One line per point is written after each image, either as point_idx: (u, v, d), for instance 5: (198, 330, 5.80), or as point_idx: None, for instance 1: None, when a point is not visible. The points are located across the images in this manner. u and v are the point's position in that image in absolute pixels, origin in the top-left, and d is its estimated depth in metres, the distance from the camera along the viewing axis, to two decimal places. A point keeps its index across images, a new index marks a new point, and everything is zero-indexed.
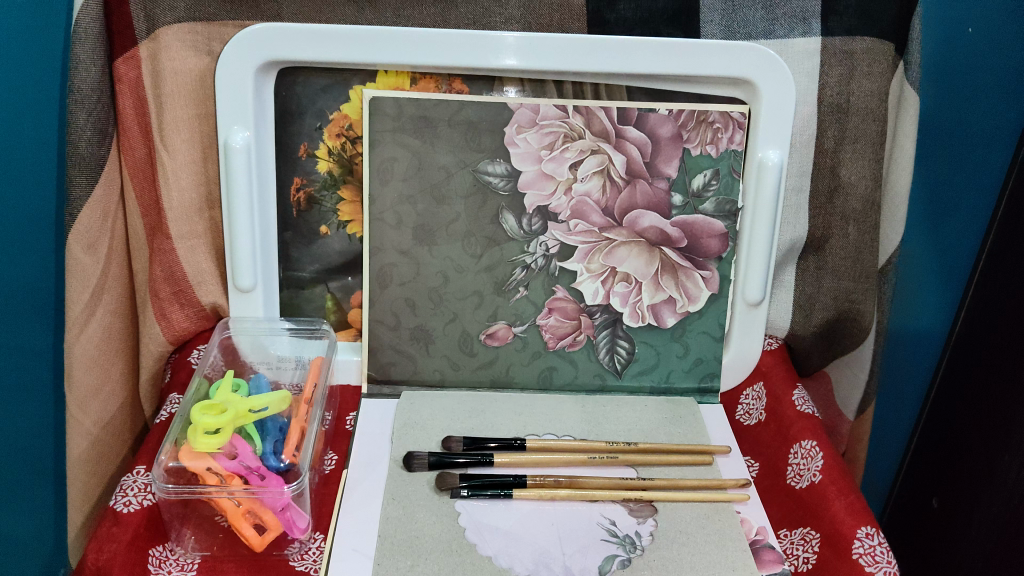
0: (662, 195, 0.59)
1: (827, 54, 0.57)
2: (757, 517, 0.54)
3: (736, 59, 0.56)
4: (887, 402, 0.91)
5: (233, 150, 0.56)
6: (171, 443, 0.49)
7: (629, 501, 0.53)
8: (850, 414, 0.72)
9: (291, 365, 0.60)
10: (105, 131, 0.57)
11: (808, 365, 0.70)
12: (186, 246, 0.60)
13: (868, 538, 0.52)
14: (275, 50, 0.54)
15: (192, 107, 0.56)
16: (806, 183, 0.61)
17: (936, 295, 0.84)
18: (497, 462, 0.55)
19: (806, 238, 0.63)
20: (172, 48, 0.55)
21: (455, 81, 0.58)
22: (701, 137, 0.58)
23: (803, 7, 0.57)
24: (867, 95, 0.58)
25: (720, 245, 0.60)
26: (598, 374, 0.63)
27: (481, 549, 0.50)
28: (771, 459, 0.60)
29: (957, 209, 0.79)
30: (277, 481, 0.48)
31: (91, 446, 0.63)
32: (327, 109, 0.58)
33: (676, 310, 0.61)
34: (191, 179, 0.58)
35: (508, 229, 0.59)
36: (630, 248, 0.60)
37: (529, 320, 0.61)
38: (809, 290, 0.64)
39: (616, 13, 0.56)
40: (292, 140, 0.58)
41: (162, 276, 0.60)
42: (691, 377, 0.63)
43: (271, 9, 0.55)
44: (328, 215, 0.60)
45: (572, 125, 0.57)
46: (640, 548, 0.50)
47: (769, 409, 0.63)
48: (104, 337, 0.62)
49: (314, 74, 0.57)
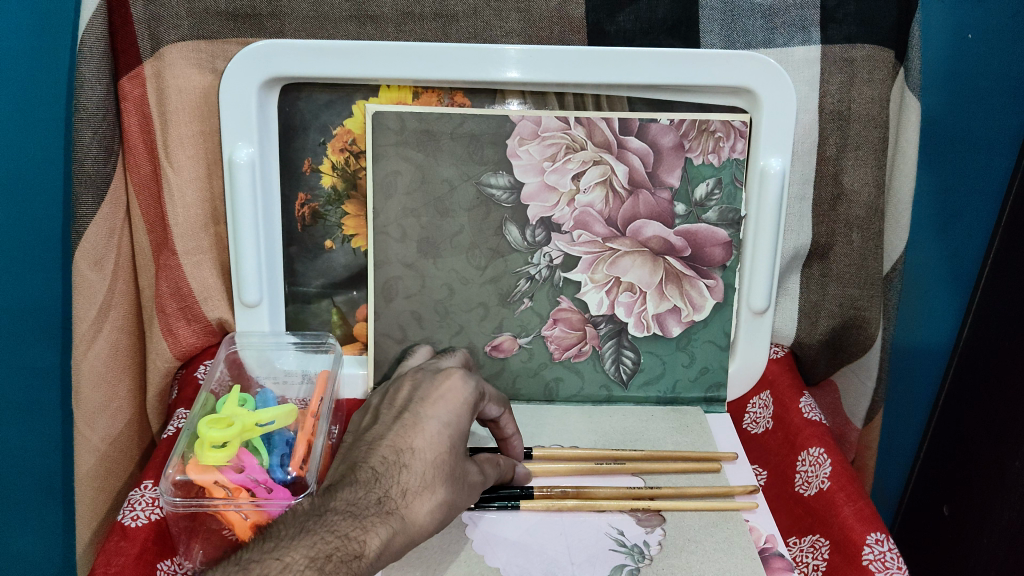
0: (665, 205, 0.59)
1: (828, 62, 0.57)
2: (766, 525, 0.54)
3: (737, 69, 0.56)
4: (895, 409, 0.91)
5: (238, 165, 0.56)
6: (178, 456, 0.49)
7: (637, 510, 0.53)
8: (858, 421, 0.72)
9: (297, 379, 0.59)
10: (110, 149, 0.58)
11: (814, 374, 0.70)
12: (192, 261, 0.60)
13: (878, 544, 0.51)
14: (278, 67, 0.55)
15: (197, 123, 0.57)
16: (809, 191, 0.61)
17: (943, 300, 0.84)
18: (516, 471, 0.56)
19: (811, 245, 0.63)
20: (176, 65, 0.55)
21: (457, 95, 0.58)
22: (702, 146, 0.58)
23: (802, 16, 0.57)
24: (868, 102, 0.58)
25: (724, 253, 0.60)
26: (605, 385, 0.63)
27: (489, 560, 0.49)
28: (780, 467, 0.60)
29: (963, 213, 0.79)
30: (285, 493, 0.48)
31: (98, 462, 0.64)
32: (331, 124, 0.58)
33: (681, 319, 0.61)
34: (196, 196, 0.59)
35: (512, 240, 0.59)
36: (634, 258, 0.60)
37: (534, 331, 0.61)
38: (815, 297, 0.64)
39: (616, 25, 0.56)
40: (296, 155, 0.59)
41: (168, 291, 0.60)
42: (698, 387, 0.63)
43: (273, 27, 0.55)
44: (332, 230, 0.60)
45: (573, 136, 0.58)
46: (649, 557, 0.50)
47: (776, 417, 0.62)
48: (111, 355, 0.62)
49: (318, 90, 0.57)
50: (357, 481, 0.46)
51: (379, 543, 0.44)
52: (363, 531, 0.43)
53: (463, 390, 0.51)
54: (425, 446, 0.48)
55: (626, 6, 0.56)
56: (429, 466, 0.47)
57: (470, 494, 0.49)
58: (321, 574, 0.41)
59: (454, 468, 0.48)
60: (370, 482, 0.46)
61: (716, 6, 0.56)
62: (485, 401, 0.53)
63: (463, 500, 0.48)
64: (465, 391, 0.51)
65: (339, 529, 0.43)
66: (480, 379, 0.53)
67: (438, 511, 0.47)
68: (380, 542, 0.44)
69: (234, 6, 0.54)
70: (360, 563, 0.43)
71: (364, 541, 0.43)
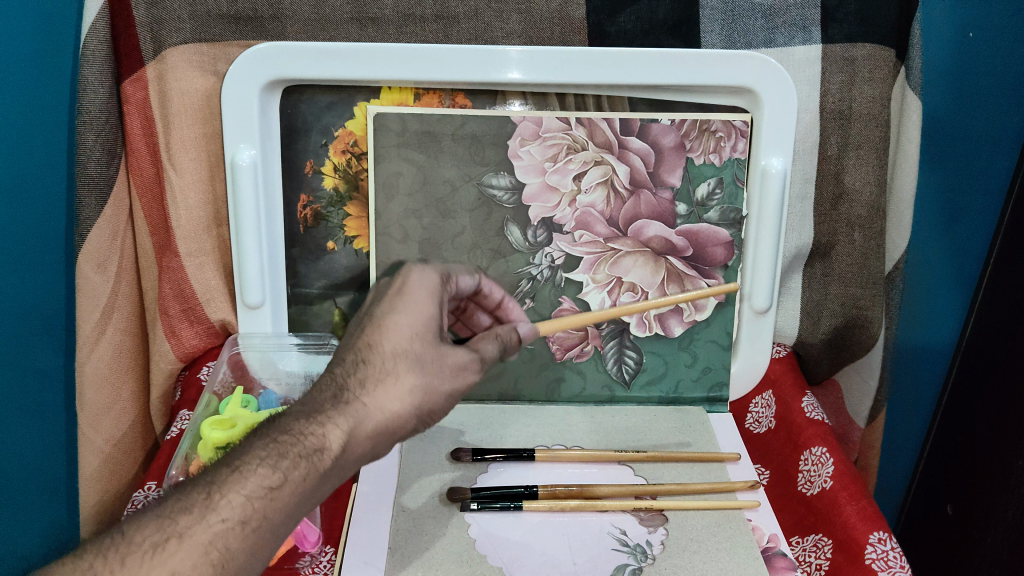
0: (666, 205, 0.59)
1: (829, 61, 0.58)
2: (768, 525, 0.54)
3: (738, 69, 0.56)
4: (898, 408, 0.91)
5: (240, 167, 0.56)
6: (182, 458, 0.50)
7: (639, 510, 0.53)
8: (861, 421, 0.72)
9: (300, 382, 0.60)
10: (114, 152, 0.58)
11: (817, 373, 0.70)
12: (195, 263, 0.60)
13: (881, 543, 0.51)
14: (279, 69, 0.55)
15: (199, 126, 0.57)
16: (810, 190, 0.61)
17: (946, 301, 0.84)
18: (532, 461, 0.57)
19: (812, 245, 0.63)
20: (178, 68, 0.56)
21: (458, 96, 0.58)
22: (703, 146, 0.58)
23: (803, 16, 0.57)
24: (870, 101, 0.58)
25: (726, 253, 0.60)
26: (607, 385, 0.63)
27: (491, 560, 0.50)
28: (783, 467, 0.60)
29: (966, 212, 0.79)
30: None
31: (103, 463, 0.64)
32: (332, 125, 0.58)
33: (682, 319, 0.62)
34: (199, 198, 0.59)
35: (513, 241, 0.59)
36: (636, 258, 0.60)
37: (536, 332, 0.61)
38: (817, 297, 0.64)
39: (616, 26, 0.56)
40: (298, 157, 0.59)
41: (171, 293, 0.61)
42: (700, 387, 0.64)
43: (275, 29, 0.55)
44: (334, 231, 0.60)
45: (574, 137, 0.58)
46: (651, 557, 0.50)
47: (779, 416, 0.63)
48: (114, 357, 0.62)
49: (319, 92, 0.57)
50: (317, 386, 0.45)
51: (341, 435, 0.42)
52: (321, 425, 0.42)
53: (424, 281, 0.48)
54: (384, 338, 0.45)
55: (627, 6, 0.56)
56: (390, 356, 0.45)
57: (455, 381, 0.46)
58: (278, 470, 0.41)
59: (426, 356, 0.45)
60: (327, 383, 0.44)
61: (716, 6, 0.56)
62: (452, 282, 0.51)
63: (445, 386, 0.45)
64: (423, 283, 0.48)
65: (294, 429, 0.42)
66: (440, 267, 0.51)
67: (413, 403, 0.44)
68: (340, 435, 0.42)
69: (235, 9, 0.55)
70: (320, 456, 0.41)
71: (323, 434, 0.42)
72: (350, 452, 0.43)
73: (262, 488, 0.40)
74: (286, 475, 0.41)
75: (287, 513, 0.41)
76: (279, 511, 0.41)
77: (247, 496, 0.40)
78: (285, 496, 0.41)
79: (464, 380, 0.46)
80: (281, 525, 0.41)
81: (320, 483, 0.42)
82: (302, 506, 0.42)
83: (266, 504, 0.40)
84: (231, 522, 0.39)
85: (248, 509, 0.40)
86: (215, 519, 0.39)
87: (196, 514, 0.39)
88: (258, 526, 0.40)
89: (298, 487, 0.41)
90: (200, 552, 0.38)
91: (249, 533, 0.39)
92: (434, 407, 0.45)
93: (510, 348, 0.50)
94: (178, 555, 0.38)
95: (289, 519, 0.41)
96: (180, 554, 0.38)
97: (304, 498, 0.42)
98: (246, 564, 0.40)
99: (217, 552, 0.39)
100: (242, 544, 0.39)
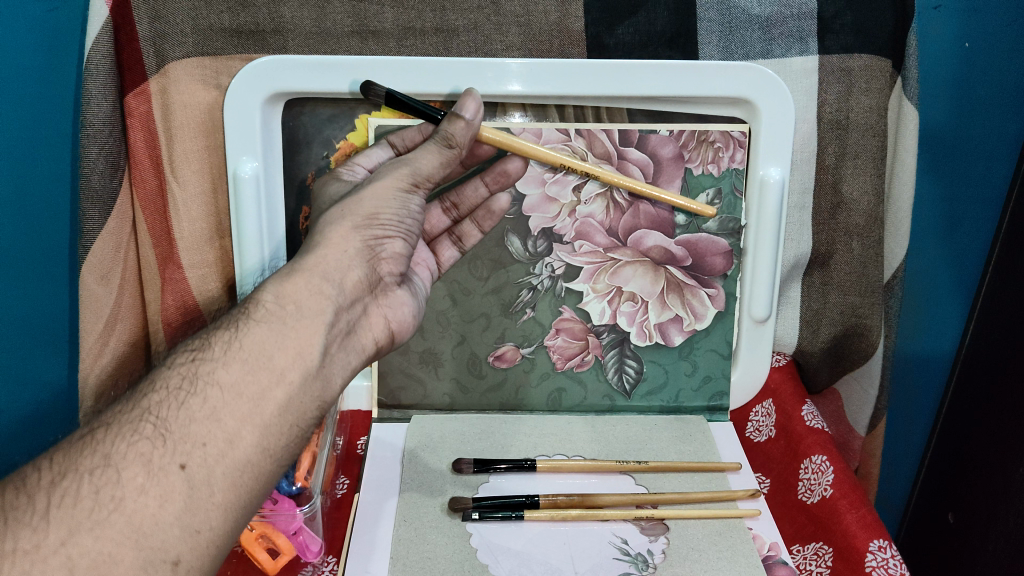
0: (665, 215, 0.59)
1: (826, 71, 0.58)
2: (769, 533, 0.54)
3: (734, 78, 0.56)
4: (898, 419, 0.93)
5: (243, 180, 0.57)
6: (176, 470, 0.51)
7: (640, 519, 0.54)
8: (861, 430, 0.72)
9: None
10: (117, 165, 0.58)
11: (817, 382, 0.70)
12: (197, 275, 0.61)
13: (880, 551, 0.51)
14: (279, 82, 0.55)
15: (202, 139, 0.58)
16: (808, 200, 0.61)
17: (945, 309, 0.85)
18: (535, 469, 0.57)
19: (812, 253, 0.63)
20: (181, 82, 0.56)
21: None
22: (701, 156, 0.58)
23: (800, 27, 0.57)
24: (866, 111, 0.59)
25: (725, 262, 0.61)
26: (608, 395, 0.64)
27: (494, 569, 0.50)
28: (783, 476, 0.60)
29: (965, 219, 0.80)
30: (289, 505, 0.52)
31: None
32: (334, 138, 0.59)
33: (682, 328, 0.62)
34: (202, 209, 0.59)
35: (514, 251, 0.59)
36: (635, 268, 0.60)
37: (537, 341, 0.62)
38: (816, 305, 0.65)
39: (615, 37, 0.57)
40: (299, 169, 0.59)
41: (174, 304, 0.61)
42: (701, 395, 0.64)
43: (277, 43, 0.56)
44: None
45: (574, 148, 0.58)
46: (652, 566, 0.50)
47: (779, 425, 0.63)
48: (117, 368, 0.62)
49: (321, 105, 0.58)
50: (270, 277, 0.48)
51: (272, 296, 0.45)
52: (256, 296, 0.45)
53: (336, 185, 0.54)
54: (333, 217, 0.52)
55: (625, 19, 0.57)
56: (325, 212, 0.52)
57: (386, 186, 0.51)
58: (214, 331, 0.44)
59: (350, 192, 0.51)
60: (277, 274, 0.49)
61: (714, 18, 0.57)
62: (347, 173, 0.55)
63: (365, 195, 0.50)
64: (339, 182, 0.54)
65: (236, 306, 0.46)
66: (332, 178, 0.55)
67: (341, 219, 0.49)
68: (273, 296, 0.45)
69: (236, 23, 0.55)
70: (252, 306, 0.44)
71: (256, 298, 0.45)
72: (282, 307, 0.45)
73: (186, 355, 0.43)
74: (207, 342, 0.43)
75: (235, 375, 0.42)
76: (218, 371, 0.42)
77: (171, 365, 0.42)
78: (212, 358, 0.42)
79: (390, 182, 0.51)
80: (234, 390, 0.41)
81: (264, 337, 0.43)
82: (260, 364, 0.42)
83: (194, 365, 0.42)
84: (161, 391, 0.41)
85: (179, 375, 0.41)
86: (144, 399, 0.41)
87: (127, 402, 0.41)
88: (193, 388, 0.41)
89: (226, 345, 0.43)
90: (130, 431, 0.39)
91: (185, 400, 0.40)
92: (371, 210, 0.50)
93: (452, 141, 0.52)
94: (109, 437, 0.39)
95: (245, 382, 0.42)
96: (110, 434, 0.39)
97: (254, 361, 0.42)
98: (203, 431, 0.40)
99: (151, 425, 0.39)
100: (179, 408, 0.40)
